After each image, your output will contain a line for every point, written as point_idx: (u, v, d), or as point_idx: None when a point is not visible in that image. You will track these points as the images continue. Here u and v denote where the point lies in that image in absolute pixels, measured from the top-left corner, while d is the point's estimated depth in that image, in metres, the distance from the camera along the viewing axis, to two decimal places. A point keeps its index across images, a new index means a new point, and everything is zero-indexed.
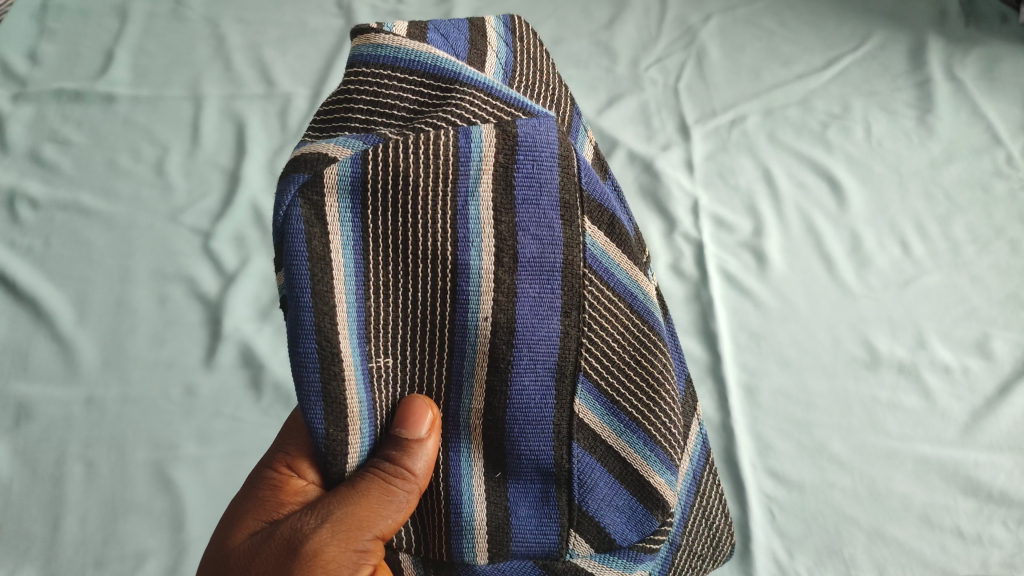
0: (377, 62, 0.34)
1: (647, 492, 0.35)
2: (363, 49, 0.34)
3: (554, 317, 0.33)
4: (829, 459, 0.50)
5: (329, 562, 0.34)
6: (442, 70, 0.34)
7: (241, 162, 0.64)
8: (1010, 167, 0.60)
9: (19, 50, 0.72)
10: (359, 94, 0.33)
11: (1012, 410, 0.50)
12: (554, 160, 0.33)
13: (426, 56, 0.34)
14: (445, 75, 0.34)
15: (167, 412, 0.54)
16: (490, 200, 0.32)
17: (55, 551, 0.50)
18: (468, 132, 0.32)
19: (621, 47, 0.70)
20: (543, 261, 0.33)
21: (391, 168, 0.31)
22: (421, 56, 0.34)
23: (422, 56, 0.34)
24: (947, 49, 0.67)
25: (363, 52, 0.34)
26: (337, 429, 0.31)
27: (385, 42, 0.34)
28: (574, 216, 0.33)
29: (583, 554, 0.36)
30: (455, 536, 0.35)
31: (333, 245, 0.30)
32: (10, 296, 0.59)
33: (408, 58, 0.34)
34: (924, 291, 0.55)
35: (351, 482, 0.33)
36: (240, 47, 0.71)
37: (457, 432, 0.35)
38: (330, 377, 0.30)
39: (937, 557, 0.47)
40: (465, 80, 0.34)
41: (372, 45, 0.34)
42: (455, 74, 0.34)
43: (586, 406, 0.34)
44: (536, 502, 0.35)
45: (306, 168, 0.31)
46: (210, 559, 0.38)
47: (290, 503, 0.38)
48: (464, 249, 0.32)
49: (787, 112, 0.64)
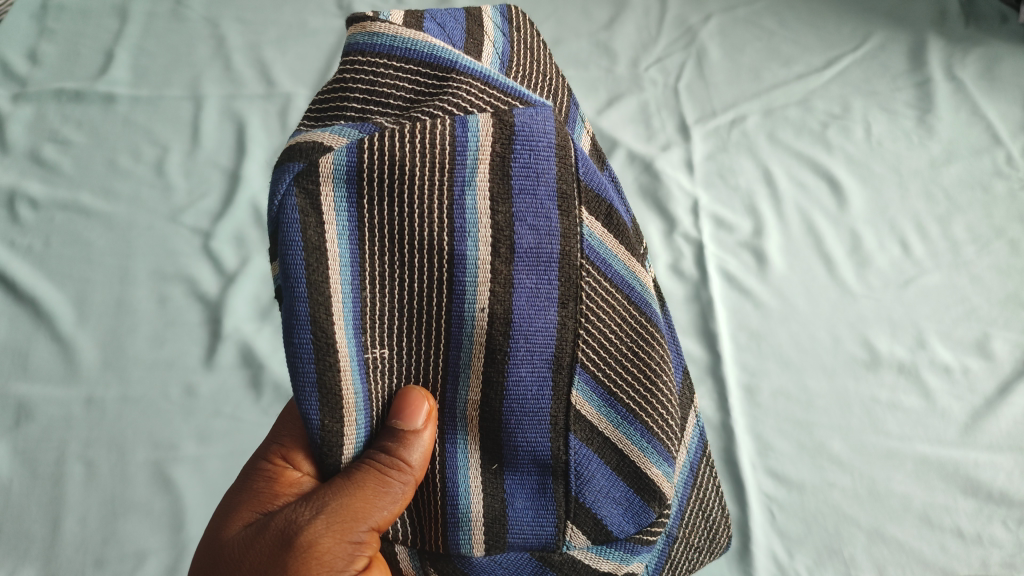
0: (373, 50, 0.34)
1: (644, 483, 0.35)
2: (359, 37, 0.34)
3: (551, 308, 0.33)
4: (828, 459, 0.50)
5: (323, 553, 0.34)
6: (439, 58, 0.34)
7: (242, 162, 0.64)
8: (1010, 167, 0.60)
9: (18, 51, 0.72)
10: (355, 83, 0.33)
11: (1012, 410, 0.50)
12: (552, 149, 0.32)
13: (422, 44, 0.34)
14: (442, 63, 0.34)
15: (167, 412, 0.54)
16: (487, 189, 0.32)
17: (55, 551, 0.50)
18: (465, 121, 0.32)
19: (621, 47, 0.70)
20: (540, 251, 0.32)
21: (387, 157, 0.31)
22: (417, 44, 0.34)
23: (418, 45, 0.34)
24: (948, 49, 0.67)
25: (358, 40, 0.34)
26: (332, 420, 0.31)
27: (382, 31, 0.34)
28: (571, 207, 0.33)
29: (580, 546, 0.36)
30: (451, 528, 0.35)
31: (328, 235, 0.30)
32: (10, 296, 0.59)
33: (405, 46, 0.34)
34: (924, 291, 0.55)
35: (346, 474, 0.33)
36: (240, 47, 0.71)
37: (453, 424, 0.35)
38: (325, 368, 0.30)
39: (937, 557, 0.47)
40: (462, 68, 0.34)
41: (368, 33, 0.34)
42: (452, 63, 0.34)
43: (583, 397, 0.34)
44: (532, 493, 0.35)
45: (301, 157, 0.31)
46: (204, 550, 0.38)
47: (285, 494, 0.38)
48: (461, 238, 0.32)
49: (787, 112, 0.64)
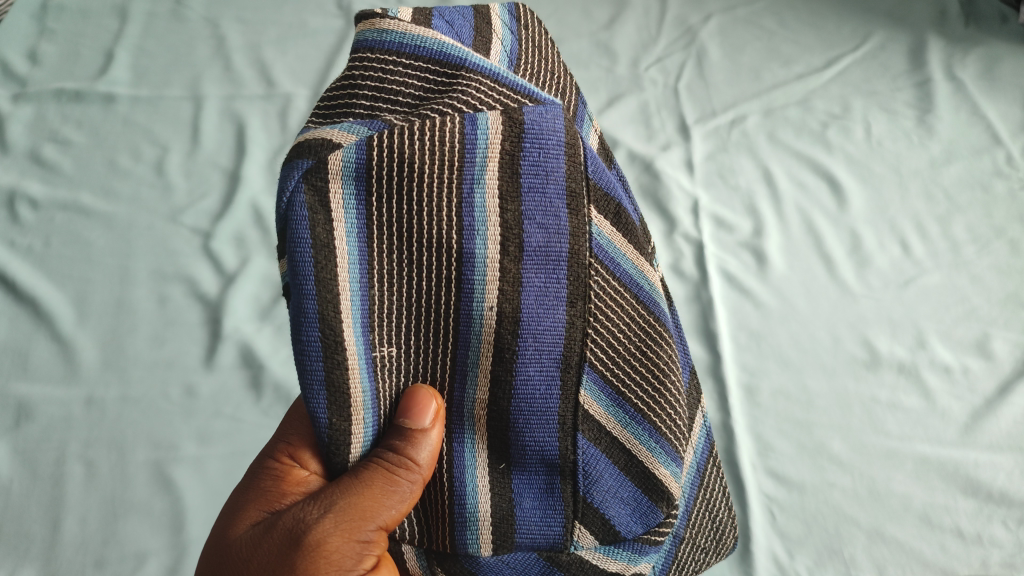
0: (382, 47, 0.34)
1: (652, 483, 0.35)
2: (368, 34, 0.34)
3: (560, 307, 0.33)
4: (829, 459, 0.50)
5: (331, 552, 0.34)
6: (448, 56, 0.34)
7: (242, 162, 0.64)
8: (1010, 167, 0.60)
9: (18, 51, 0.72)
10: (364, 80, 0.33)
11: (1012, 410, 0.50)
12: (561, 147, 0.32)
13: (432, 42, 0.34)
14: (451, 61, 0.34)
15: (167, 412, 0.54)
16: (496, 187, 0.32)
17: (55, 551, 0.50)
18: (475, 118, 0.32)
19: (621, 47, 0.70)
20: (548, 250, 0.32)
21: (397, 155, 0.31)
22: (427, 41, 0.34)
23: (428, 42, 0.34)
24: (947, 49, 0.67)
25: (368, 37, 0.34)
26: (340, 418, 0.31)
27: (390, 28, 0.34)
28: (580, 206, 0.33)
29: (587, 546, 0.36)
30: (458, 527, 0.35)
31: (337, 232, 0.30)
32: (10, 296, 0.59)
33: (414, 44, 0.34)
34: (923, 291, 0.55)
35: (354, 473, 0.33)
36: (240, 47, 0.71)
37: (461, 423, 0.35)
38: (334, 366, 0.30)
39: (937, 557, 0.47)
40: (471, 66, 0.34)
41: (377, 30, 0.34)
42: (461, 60, 0.34)
43: (591, 397, 0.34)
44: (540, 493, 0.35)
45: (310, 154, 0.31)
46: (211, 551, 0.38)
47: (293, 493, 0.38)
48: (469, 237, 0.32)
49: (788, 112, 0.64)
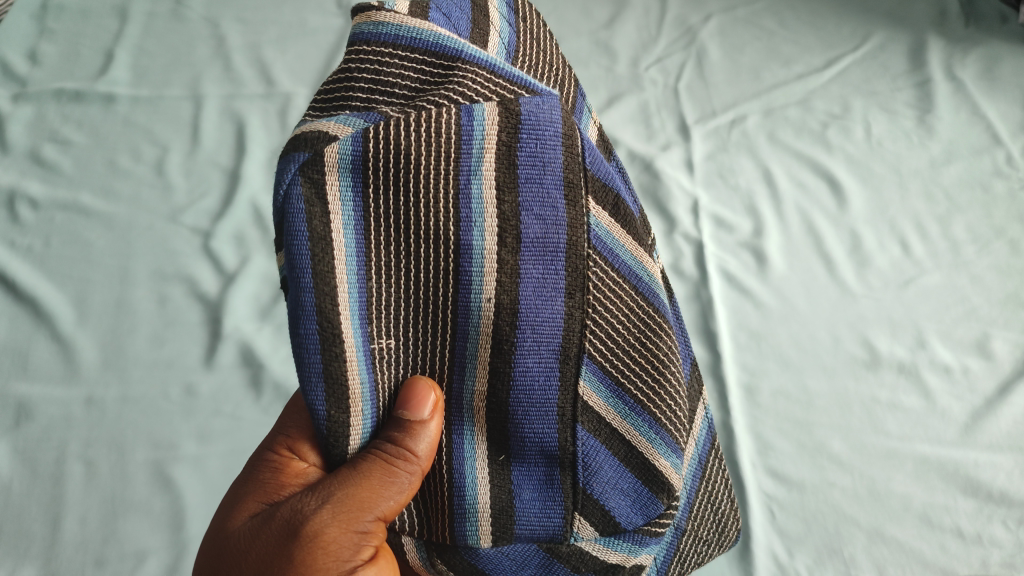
0: (378, 40, 0.34)
1: (652, 475, 0.35)
2: (364, 27, 0.34)
3: (558, 298, 0.33)
4: (828, 458, 0.50)
5: (329, 543, 0.34)
6: (444, 47, 0.34)
7: (242, 162, 0.64)
8: (1010, 167, 0.60)
9: (19, 51, 0.72)
10: (360, 73, 0.33)
11: (1012, 410, 0.50)
12: (558, 139, 0.32)
13: (428, 34, 0.34)
14: (448, 52, 0.34)
15: (167, 412, 0.54)
16: (493, 178, 0.32)
17: (55, 550, 0.50)
18: (471, 109, 0.32)
19: (620, 47, 0.70)
20: (546, 241, 0.32)
21: (392, 146, 0.31)
22: (423, 33, 0.34)
23: (424, 34, 0.34)
24: (947, 49, 0.67)
25: (363, 30, 0.34)
26: (338, 410, 0.31)
27: (386, 20, 0.34)
28: (578, 197, 0.33)
29: (588, 537, 0.36)
30: (458, 519, 0.35)
31: (334, 224, 0.30)
32: (10, 295, 0.59)
33: (410, 35, 0.34)
34: (923, 292, 0.55)
35: (352, 464, 0.33)
36: (240, 47, 0.71)
37: (460, 415, 0.35)
38: (331, 358, 0.30)
39: (937, 557, 0.47)
40: (468, 57, 0.34)
41: (373, 23, 0.34)
42: (457, 52, 0.34)
43: (590, 388, 0.34)
44: (540, 484, 0.35)
45: (307, 147, 0.31)
46: (209, 543, 0.38)
47: (291, 485, 0.38)
48: (466, 229, 0.32)
49: (787, 112, 0.64)
